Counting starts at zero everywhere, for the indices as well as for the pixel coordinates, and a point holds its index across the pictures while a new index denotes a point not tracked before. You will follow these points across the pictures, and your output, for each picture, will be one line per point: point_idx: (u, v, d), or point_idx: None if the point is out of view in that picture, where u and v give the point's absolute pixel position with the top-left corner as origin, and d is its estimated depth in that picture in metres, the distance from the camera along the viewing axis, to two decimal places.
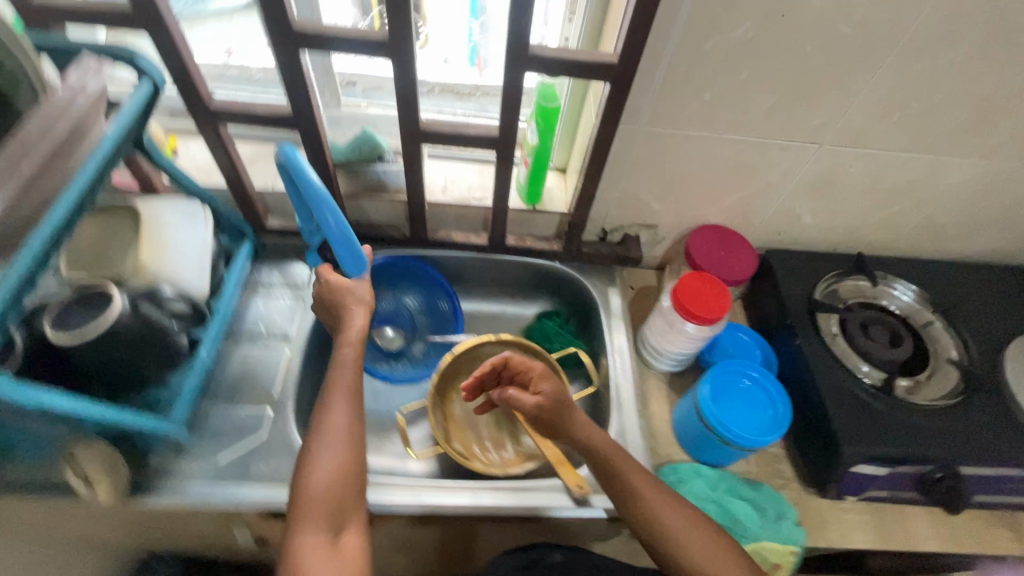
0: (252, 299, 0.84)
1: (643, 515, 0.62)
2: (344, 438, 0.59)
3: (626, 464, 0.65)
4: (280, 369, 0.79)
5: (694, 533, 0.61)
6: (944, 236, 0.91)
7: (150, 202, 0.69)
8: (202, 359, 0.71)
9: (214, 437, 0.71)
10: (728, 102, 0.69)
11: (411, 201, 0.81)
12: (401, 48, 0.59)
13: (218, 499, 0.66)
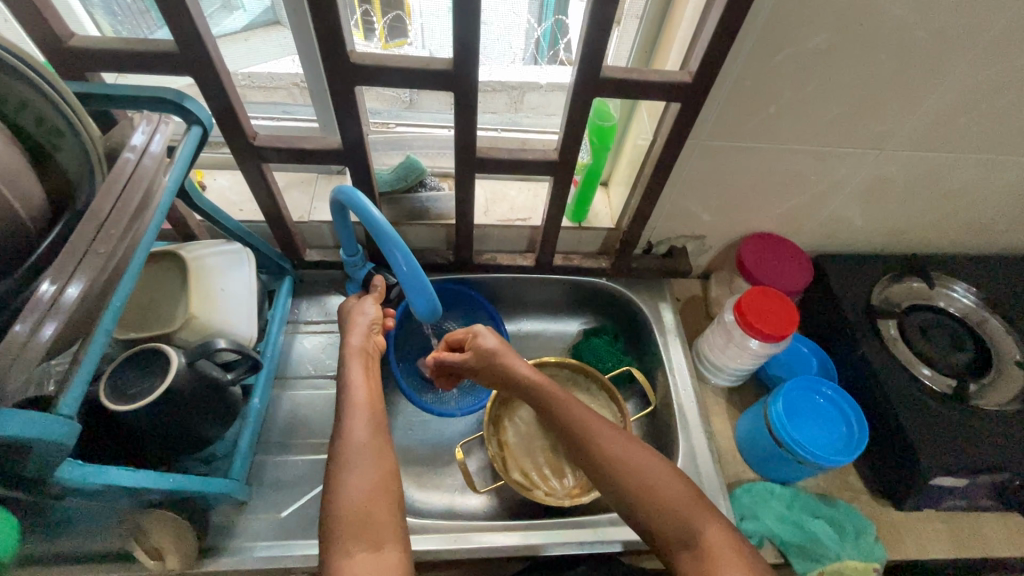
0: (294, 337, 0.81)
1: (620, 477, 0.57)
2: (360, 444, 0.54)
3: (580, 420, 0.62)
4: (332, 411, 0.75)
5: (633, 464, 0.57)
6: (995, 232, 0.89)
7: (194, 249, 0.65)
8: (256, 408, 0.68)
9: (274, 490, 0.68)
10: (792, 113, 0.67)
11: (458, 227, 0.77)
12: (465, 78, 0.55)
13: (286, 558, 0.63)
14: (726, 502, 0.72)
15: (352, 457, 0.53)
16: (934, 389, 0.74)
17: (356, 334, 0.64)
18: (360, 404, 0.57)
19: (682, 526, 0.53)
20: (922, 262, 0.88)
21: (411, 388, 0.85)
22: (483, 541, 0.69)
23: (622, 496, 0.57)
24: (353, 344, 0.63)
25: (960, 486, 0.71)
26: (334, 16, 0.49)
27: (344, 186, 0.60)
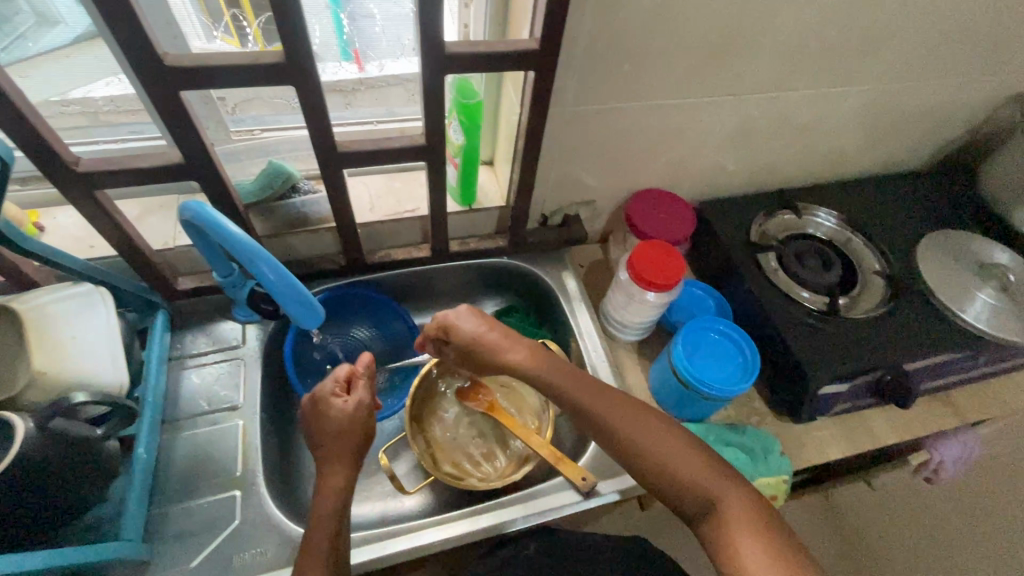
0: (183, 374, 0.74)
1: (643, 453, 0.58)
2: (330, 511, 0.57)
3: (598, 403, 0.62)
4: (236, 444, 0.70)
5: (661, 443, 0.58)
6: (850, 159, 0.97)
7: (32, 297, 0.58)
8: (142, 459, 0.62)
9: (179, 542, 0.62)
10: (646, 69, 0.69)
11: (341, 229, 0.74)
12: (303, 69, 0.52)
13: None
14: None
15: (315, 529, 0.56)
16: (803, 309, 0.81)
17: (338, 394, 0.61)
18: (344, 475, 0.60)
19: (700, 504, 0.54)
20: (790, 195, 0.95)
21: None
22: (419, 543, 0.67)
23: (649, 467, 0.58)
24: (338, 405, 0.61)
25: (841, 392, 0.78)
26: (129, 15, 0.44)
27: (189, 202, 0.54)
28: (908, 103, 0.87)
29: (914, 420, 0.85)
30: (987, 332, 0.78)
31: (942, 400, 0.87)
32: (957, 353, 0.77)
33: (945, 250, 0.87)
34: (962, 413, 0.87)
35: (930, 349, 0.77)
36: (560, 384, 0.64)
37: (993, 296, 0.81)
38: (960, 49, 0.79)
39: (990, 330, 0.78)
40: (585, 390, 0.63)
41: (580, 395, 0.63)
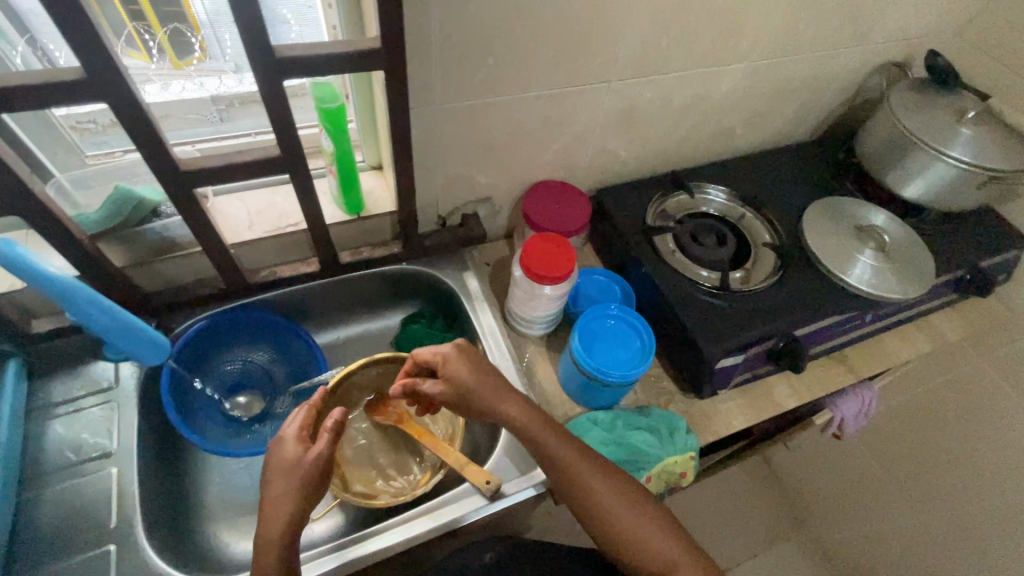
0: (48, 425, 0.69)
1: (611, 515, 0.62)
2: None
3: (555, 440, 0.65)
4: (108, 492, 0.65)
5: (615, 500, 0.62)
6: (736, 136, 1.01)
7: None
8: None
9: None
10: (509, 62, 0.68)
11: (210, 250, 0.69)
12: (111, 86, 0.47)
13: None
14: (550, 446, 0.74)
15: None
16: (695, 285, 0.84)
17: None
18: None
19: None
20: (681, 176, 0.98)
21: (220, 436, 0.77)
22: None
23: (614, 526, 0.62)
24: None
25: (734, 365, 0.80)
26: None
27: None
28: (777, 79, 0.91)
29: (810, 383, 0.89)
30: (865, 290, 0.81)
31: (837, 358, 0.92)
32: (838, 314, 0.81)
33: (829, 214, 0.91)
34: (855, 367, 0.91)
35: (813, 316, 0.80)
36: (541, 437, 0.65)
37: (875, 255, 0.83)
38: (814, 25, 0.83)
39: (867, 288, 0.81)
40: (563, 445, 0.64)
41: (569, 458, 0.64)
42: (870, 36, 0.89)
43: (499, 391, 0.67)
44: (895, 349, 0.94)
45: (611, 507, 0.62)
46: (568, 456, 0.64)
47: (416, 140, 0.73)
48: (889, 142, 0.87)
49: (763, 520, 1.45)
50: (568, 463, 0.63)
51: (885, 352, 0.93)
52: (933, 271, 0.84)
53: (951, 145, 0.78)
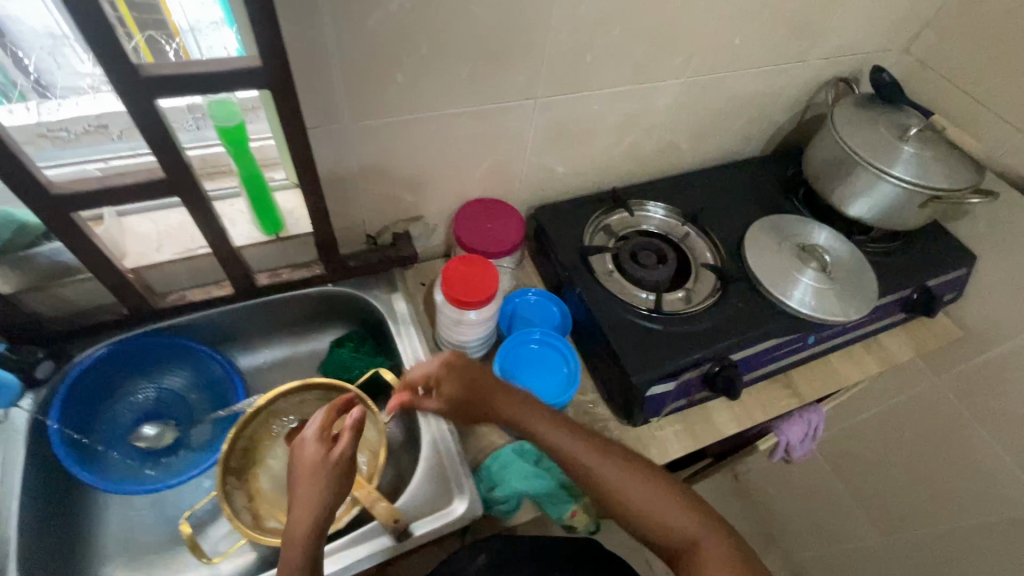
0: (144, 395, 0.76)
1: (626, 497, 0.63)
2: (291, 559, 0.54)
3: (576, 440, 0.65)
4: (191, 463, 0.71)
5: (647, 495, 0.63)
6: (780, 131, 1.07)
7: None
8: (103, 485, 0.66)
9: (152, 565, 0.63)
10: (607, 58, 0.73)
11: (323, 231, 0.74)
12: (284, 73, 0.52)
13: None
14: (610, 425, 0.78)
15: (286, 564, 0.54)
16: (753, 276, 0.86)
17: (315, 430, 0.60)
18: (311, 524, 0.56)
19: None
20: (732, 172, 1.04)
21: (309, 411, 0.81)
22: (380, 551, 0.64)
23: (637, 505, 0.63)
24: (315, 442, 0.59)
25: (797, 345, 0.84)
26: (108, 26, 0.44)
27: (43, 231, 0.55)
28: (826, 76, 0.97)
29: (869, 361, 0.93)
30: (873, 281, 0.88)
31: (890, 342, 0.97)
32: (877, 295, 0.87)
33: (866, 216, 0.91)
34: (909, 350, 0.96)
35: (866, 296, 0.85)
36: (554, 438, 0.66)
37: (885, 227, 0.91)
38: (864, 26, 0.89)
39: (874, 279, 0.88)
40: (562, 437, 0.66)
41: (578, 454, 0.65)
42: (905, 34, 0.96)
43: (481, 385, 0.68)
44: (938, 333, 1.00)
45: (631, 490, 0.64)
46: (567, 451, 0.65)
47: (512, 130, 0.78)
48: (830, 162, 0.92)
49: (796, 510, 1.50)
50: (575, 453, 0.65)
51: (929, 335, 0.99)
52: (875, 290, 0.86)
53: (893, 163, 0.84)
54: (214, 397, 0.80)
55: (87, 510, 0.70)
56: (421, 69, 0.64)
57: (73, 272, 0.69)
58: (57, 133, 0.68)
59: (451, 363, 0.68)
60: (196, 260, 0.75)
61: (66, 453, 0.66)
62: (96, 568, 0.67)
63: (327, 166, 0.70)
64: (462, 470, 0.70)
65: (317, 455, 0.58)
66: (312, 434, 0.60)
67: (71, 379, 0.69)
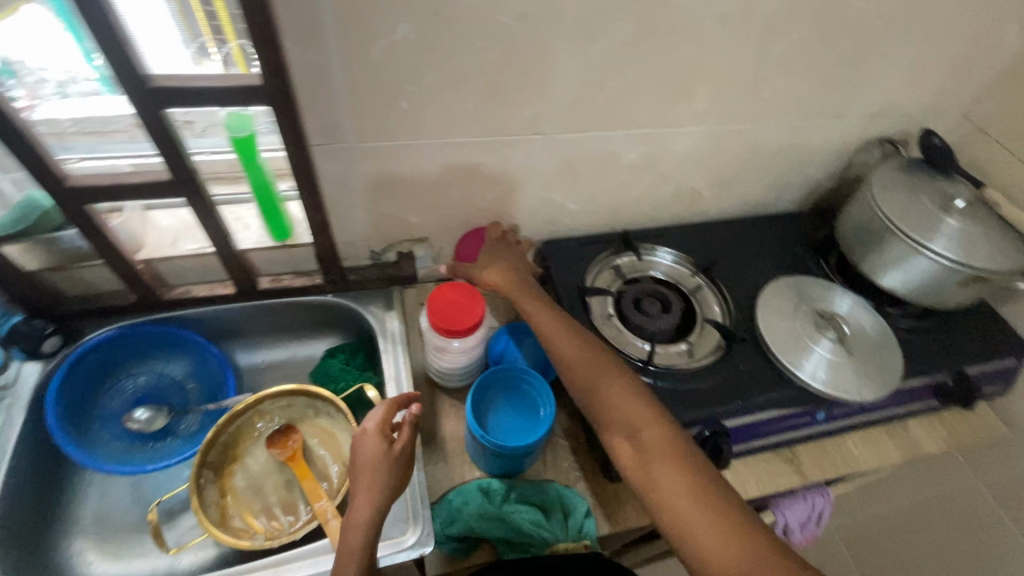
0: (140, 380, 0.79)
1: (589, 376, 0.67)
2: (353, 558, 0.56)
3: (563, 335, 0.70)
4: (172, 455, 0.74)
5: (618, 397, 0.64)
6: (816, 189, 1.01)
7: None
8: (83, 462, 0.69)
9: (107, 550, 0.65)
10: (619, 101, 0.72)
11: (324, 243, 0.76)
12: (282, 92, 0.55)
13: None
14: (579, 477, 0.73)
15: (340, 562, 0.56)
16: (763, 339, 0.80)
17: (377, 425, 0.64)
18: (364, 524, 0.58)
19: (633, 463, 0.60)
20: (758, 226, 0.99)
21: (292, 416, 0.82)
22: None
23: (597, 384, 0.66)
24: (376, 437, 0.63)
25: (804, 421, 0.78)
26: (119, 39, 0.48)
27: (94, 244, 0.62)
28: (867, 135, 0.92)
29: (889, 448, 0.85)
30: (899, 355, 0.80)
31: (919, 428, 0.87)
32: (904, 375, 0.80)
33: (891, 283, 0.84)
34: (941, 440, 0.86)
35: (888, 377, 0.77)
36: (544, 324, 0.71)
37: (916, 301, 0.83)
38: (911, 87, 0.84)
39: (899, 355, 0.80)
40: (546, 316, 0.72)
41: (565, 345, 0.69)
42: (963, 99, 0.89)
43: (504, 278, 0.77)
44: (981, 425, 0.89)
45: (590, 372, 0.67)
46: (548, 328, 0.71)
47: (519, 163, 0.78)
48: (864, 226, 0.85)
49: None
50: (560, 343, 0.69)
51: (970, 426, 0.88)
52: (900, 371, 0.78)
53: (931, 236, 0.77)
54: (208, 388, 0.84)
55: (70, 483, 0.73)
56: (426, 98, 0.65)
57: (90, 257, 0.74)
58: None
59: (499, 260, 0.80)
60: (205, 258, 0.79)
61: (58, 424, 0.70)
62: (67, 540, 0.70)
63: (332, 182, 0.73)
64: (423, 499, 0.68)
65: (374, 450, 0.62)
66: (366, 431, 0.63)
67: (77, 355, 0.74)
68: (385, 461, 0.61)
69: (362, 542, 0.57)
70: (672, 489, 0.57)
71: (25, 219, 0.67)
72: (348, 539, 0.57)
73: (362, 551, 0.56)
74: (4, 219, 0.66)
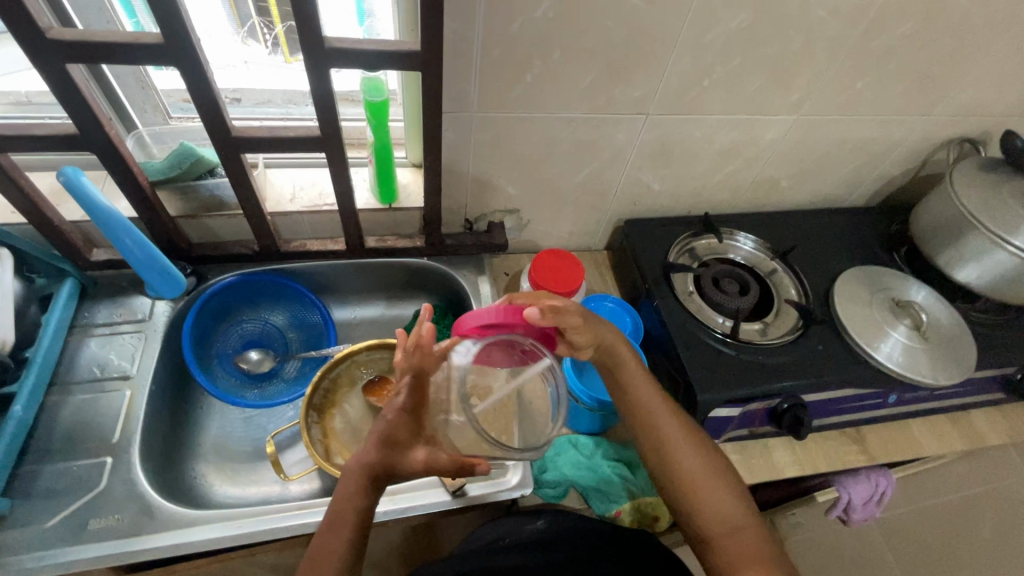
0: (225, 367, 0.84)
1: (673, 446, 0.62)
2: (326, 540, 0.53)
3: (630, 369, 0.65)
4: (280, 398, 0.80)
5: (684, 443, 0.62)
6: (889, 184, 1.05)
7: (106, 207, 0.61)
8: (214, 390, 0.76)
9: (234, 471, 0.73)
10: (722, 86, 0.76)
11: (433, 206, 0.82)
12: (434, 59, 0.60)
13: (263, 531, 0.64)
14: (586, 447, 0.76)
15: (323, 526, 0.54)
16: (839, 322, 0.84)
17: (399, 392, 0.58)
18: (356, 488, 0.54)
19: (720, 549, 0.57)
20: (829, 219, 1.03)
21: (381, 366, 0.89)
22: (436, 503, 0.70)
23: (668, 447, 0.62)
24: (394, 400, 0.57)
25: (876, 402, 0.82)
26: (309, 2, 0.53)
27: (66, 169, 0.56)
28: (949, 134, 0.94)
29: (954, 437, 0.88)
30: (974, 344, 0.83)
31: (983, 417, 0.90)
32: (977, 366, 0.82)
33: (965, 275, 0.87)
34: (1007, 433, 0.89)
35: (962, 364, 0.80)
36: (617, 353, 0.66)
37: (992, 293, 0.86)
38: (1003, 87, 0.86)
39: (973, 344, 0.83)
40: (624, 359, 0.65)
41: (634, 380, 0.65)
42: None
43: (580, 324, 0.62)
44: None
45: (692, 465, 0.60)
46: (660, 420, 0.63)
47: (618, 142, 0.83)
48: (944, 220, 0.88)
49: None
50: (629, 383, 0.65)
51: None
52: (974, 360, 0.81)
53: (1013, 231, 0.78)
54: (309, 338, 0.90)
55: (192, 413, 0.81)
56: (550, 72, 0.70)
57: (225, 207, 0.81)
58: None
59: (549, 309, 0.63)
60: (320, 215, 0.85)
61: (191, 357, 0.77)
62: (191, 463, 0.77)
63: (448, 149, 0.78)
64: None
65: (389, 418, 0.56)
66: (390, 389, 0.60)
67: (205, 297, 0.81)
68: (394, 432, 0.56)
69: (348, 514, 0.54)
70: (743, 559, 0.55)
71: (179, 166, 0.74)
72: (335, 505, 0.54)
73: (348, 521, 0.54)
74: (161, 166, 0.74)
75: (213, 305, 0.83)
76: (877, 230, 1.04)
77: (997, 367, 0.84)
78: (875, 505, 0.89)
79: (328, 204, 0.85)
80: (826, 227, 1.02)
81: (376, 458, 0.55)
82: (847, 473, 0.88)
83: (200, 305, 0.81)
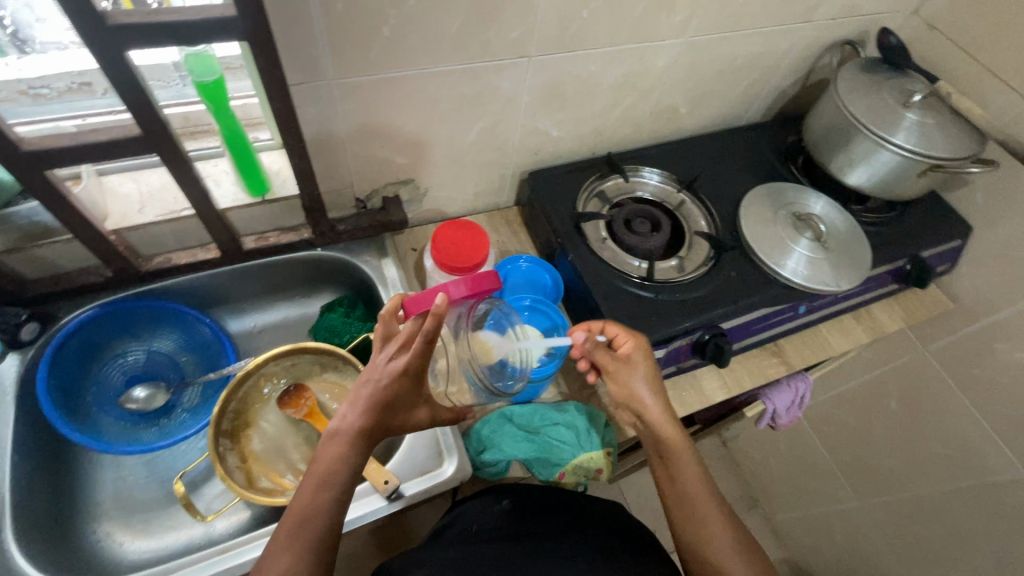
0: (107, 413, 0.74)
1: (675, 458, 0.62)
2: (316, 499, 0.50)
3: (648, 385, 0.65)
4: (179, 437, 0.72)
5: (686, 464, 0.61)
6: (783, 96, 1.05)
7: None
8: (91, 444, 0.66)
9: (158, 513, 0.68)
10: (602, 16, 0.70)
11: (312, 192, 0.73)
12: (256, 25, 0.49)
13: None
14: (518, 420, 0.74)
15: (309, 486, 0.51)
16: (747, 245, 0.85)
17: (403, 357, 0.54)
18: (343, 452, 0.52)
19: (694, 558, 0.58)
20: (728, 139, 1.03)
21: (292, 375, 0.80)
22: (376, 510, 0.66)
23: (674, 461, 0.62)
24: (394, 366, 0.54)
25: (788, 315, 0.85)
26: None
27: None
28: (833, 37, 0.94)
29: (859, 331, 0.93)
30: (869, 244, 0.87)
31: (882, 309, 0.97)
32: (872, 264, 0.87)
33: (857, 180, 0.88)
34: (904, 318, 0.96)
35: (861, 265, 0.83)
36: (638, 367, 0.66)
37: (885, 194, 0.88)
38: None
39: (868, 243, 0.87)
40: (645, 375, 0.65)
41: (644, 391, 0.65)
42: None
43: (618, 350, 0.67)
44: (931, 303, 0.99)
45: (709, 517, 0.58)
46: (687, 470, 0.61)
47: (506, 92, 0.76)
48: (832, 127, 0.89)
49: (786, 472, 1.53)
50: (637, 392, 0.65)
51: (921, 305, 0.99)
52: (869, 259, 0.85)
53: (893, 131, 0.80)
54: (204, 359, 0.81)
55: (78, 471, 0.71)
56: (409, 21, 0.61)
57: (53, 234, 0.69)
58: (39, 89, 0.71)
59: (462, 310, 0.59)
60: (181, 222, 0.74)
61: (57, 412, 0.66)
62: (90, 527, 0.69)
63: (311, 126, 0.68)
64: (453, 431, 0.71)
65: (387, 382, 0.54)
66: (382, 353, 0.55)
67: (60, 340, 0.69)
68: (392, 398, 0.54)
69: (335, 474, 0.52)
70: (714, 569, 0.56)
71: None
72: (320, 467, 0.52)
73: (335, 483, 0.52)
74: None
75: (73, 346, 0.72)
76: (776, 144, 1.05)
77: (890, 261, 0.88)
78: (798, 407, 0.96)
79: (188, 209, 0.74)
80: (727, 148, 1.02)
81: (367, 421, 0.53)
82: (773, 385, 0.94)
83: (56, 349, 0.69)
